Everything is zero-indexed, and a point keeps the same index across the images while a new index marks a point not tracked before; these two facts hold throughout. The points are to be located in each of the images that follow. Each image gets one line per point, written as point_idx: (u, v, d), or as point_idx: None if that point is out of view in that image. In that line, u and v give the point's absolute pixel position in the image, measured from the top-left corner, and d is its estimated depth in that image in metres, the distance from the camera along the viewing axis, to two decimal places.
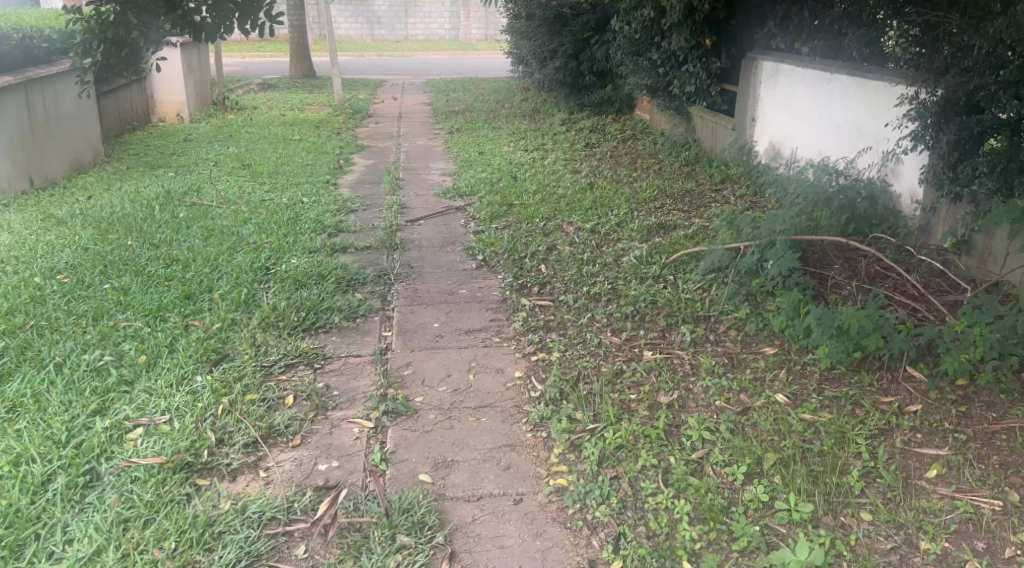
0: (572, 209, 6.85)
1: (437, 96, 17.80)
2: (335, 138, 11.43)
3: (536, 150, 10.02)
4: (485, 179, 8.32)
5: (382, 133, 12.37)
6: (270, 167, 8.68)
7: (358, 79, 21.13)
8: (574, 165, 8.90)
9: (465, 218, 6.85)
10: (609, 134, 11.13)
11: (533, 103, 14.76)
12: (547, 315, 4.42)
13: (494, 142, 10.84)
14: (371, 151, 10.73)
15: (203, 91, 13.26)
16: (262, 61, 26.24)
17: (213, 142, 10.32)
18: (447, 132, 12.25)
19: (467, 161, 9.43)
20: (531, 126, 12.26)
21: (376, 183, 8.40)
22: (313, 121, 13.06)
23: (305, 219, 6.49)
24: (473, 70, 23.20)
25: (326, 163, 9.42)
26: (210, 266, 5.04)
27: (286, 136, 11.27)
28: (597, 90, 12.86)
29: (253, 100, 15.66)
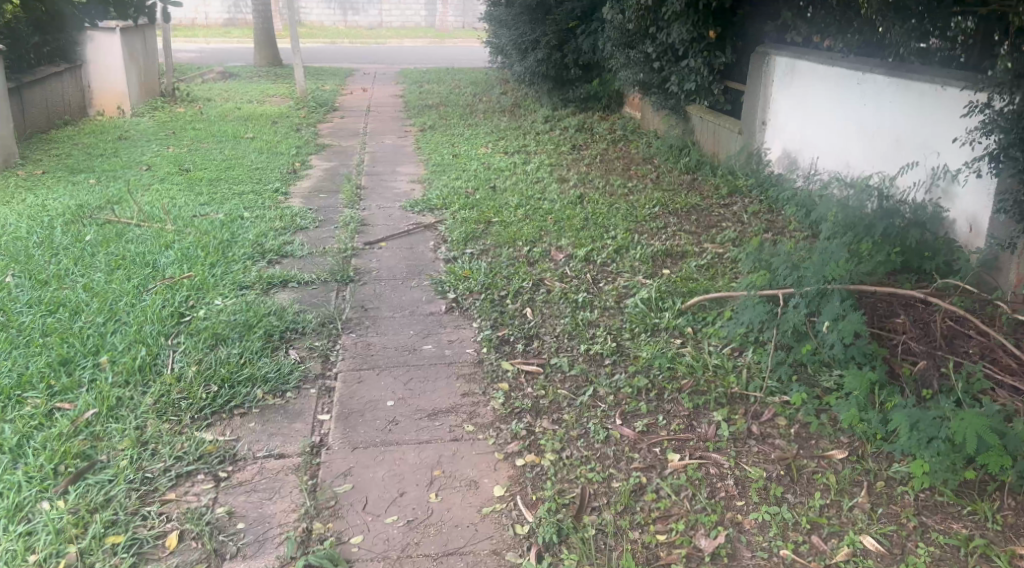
0: (559, 229, 5.86)
1: (410, 87, 16.67)
2: (294, 135, 10.36)
3: (515, 153, 9.02)
4: (459, 189, 7.32)
5: (347, 129, 11.27)
6: (212, 173, 7.63)
7: (327, 69, 20.02)
8: (557, 172, 7.92)
9: (435, 239, 5.84)
10: (597, 134, 10.12)
11: (513, 97, 13.71)
12: (536, 391, 3.36)
13: (468, 142, 9.82)
14: (332, 151, 9.69)
15: (149, 81, 12.10)
16: (227, 48, 25.01)
17: (153, 141, 9.22)
18: (419, 130, 11.20)
19: (438, 165, 8.41)
20: (510, 124, 11.25)
21: (334, 192, 7.36)
22: (271, 114, 11.94)
23: (241, 241, 5.45)
24: (449, 60, 22.08)
25: (279, 166, 8.36)
26: (106, 313, 4.02)
27: (237, 132, 10.18)
28: (583, 86, 11.84)
29: (209, 90, 14.51)
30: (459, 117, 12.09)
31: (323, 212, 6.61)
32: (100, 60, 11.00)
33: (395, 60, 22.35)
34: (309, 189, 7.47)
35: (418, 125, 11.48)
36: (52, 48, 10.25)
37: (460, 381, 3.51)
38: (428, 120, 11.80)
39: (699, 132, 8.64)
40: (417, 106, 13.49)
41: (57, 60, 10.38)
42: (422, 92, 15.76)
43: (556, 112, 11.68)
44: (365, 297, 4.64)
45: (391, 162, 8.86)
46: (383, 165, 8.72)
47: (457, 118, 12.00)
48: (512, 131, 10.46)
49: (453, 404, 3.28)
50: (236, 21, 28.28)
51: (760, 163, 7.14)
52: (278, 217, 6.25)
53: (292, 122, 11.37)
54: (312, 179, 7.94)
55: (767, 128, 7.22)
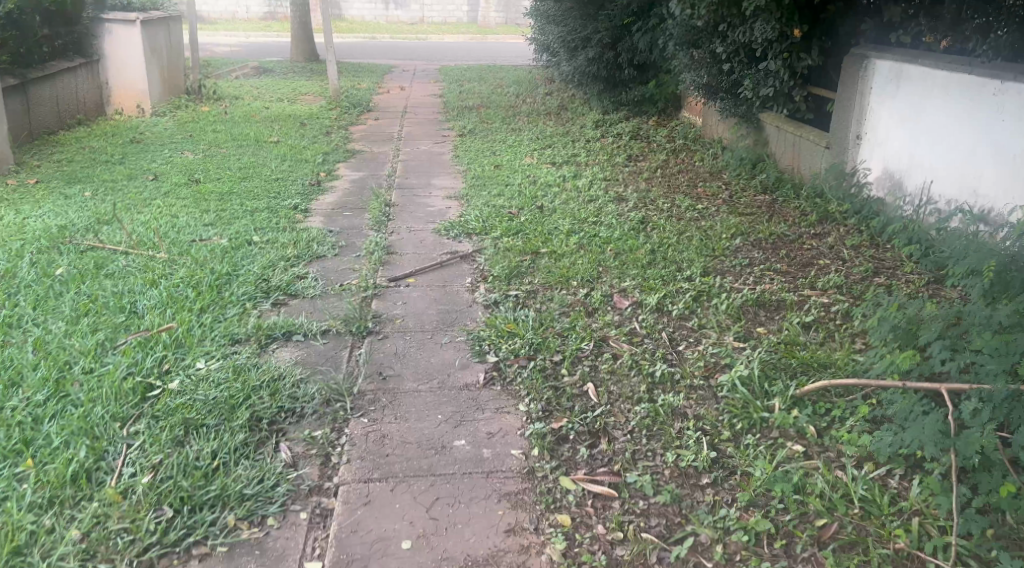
0: (623, 264, 4.89)
1: (449, 87, 15.72)
2: (323, 140, 9.48)
3: (564, 165, 8.07)
4: (501, 208, 6.39)
5: (380, 133, 10.39)
6: (223, 184, 6.79)
7: (364, 65, 19.16)
8: (612, 188, 6.97)
9: (473, 274, 4.94)
10: (655, 143, 9.10)
11: (560, 99, 12.70)
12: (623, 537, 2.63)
13: (512, 150, 8.89)
14: (362, 158, 8.82)
15: (172, 77, 11.31)
16: (263, 42, 24.29)
17: (167, 145, 8.43)
18: (458, 134, 10.27)
19: (478, 178, 7.48)
20: (558, 129, 10.30)
21: (359, 210, 6.48)
22: (300, 115, 11.11)
23: (240, 279, 4.57)
24: (491, 57, 21.09)
25: (300, 177, 7.49)
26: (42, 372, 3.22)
27: (261, 135, 9.36)
28: (637, 88, 10.81)
29: (238, 88, 13.72)
30: (502, 120, 11.14)
31: (343, 237, 5.72)
32: (119, 54, 10.24)
33: (435, 56, 21.43)
34: (331, 206, 6.60)
35: (457, 129, 10.55)
36: (65, 42, 9.51)
37: (501, 505, 2.74)
38: (468, 123, 10.86)
39: (775, 144, 7.56)
40: (457, 108, 12.54)
41: (71, 55, 9.64)
42: (462, 92, 14.80)
43: (607, 118, 10.66)
44: (382, 360, 3.68)
45: (426, 173, 7.94)
46: (417, 176, 7.81)
47: (500, 121, 11.04)
48: (560, 139, 9.50)
49: (491, 553, 2.55)
50: (275, 14, 27.60)
51: (854, 184, 6.04)
52: (291, 244, 5.37)
53: (322, 124, 10.52)
54: (334, 194, 7.05)
55: (864, 143, 6.08)
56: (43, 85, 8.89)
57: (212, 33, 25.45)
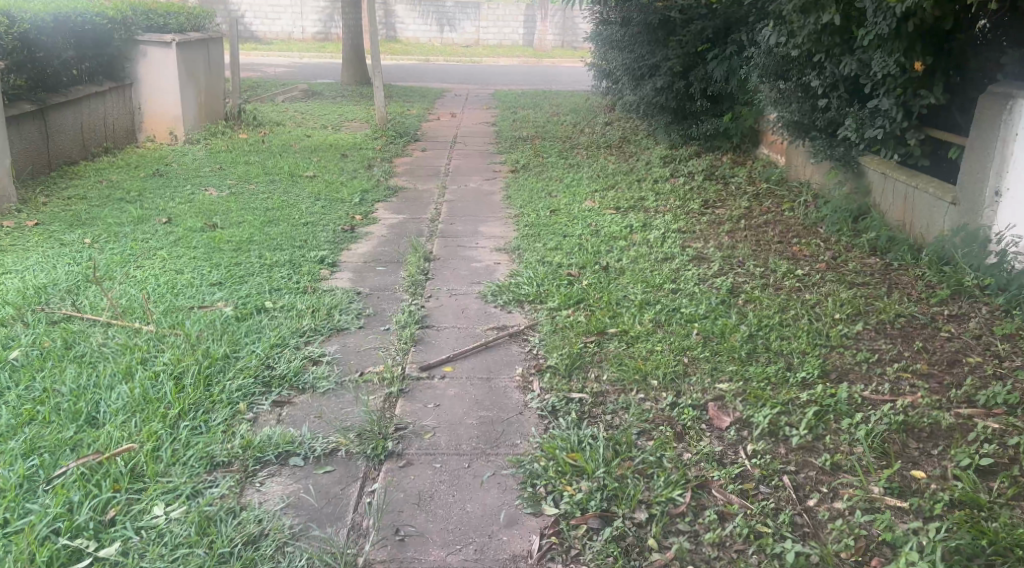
0: (715, 356, 3.89)
1: (502, 114, 14.83)
2: (362, 175, 8.64)
3: (631, 211, 7.08)
4: (560, 268, 5.43)
5: (425, 167, 9.53)
6: (243, 230, 5.95)
7: (414, 89, 18.44)
8: (692, 243, 5.96)
9: (524, 361, 4.00)
10: (732, 185, 8.07)
11: (622, 132, 11.72)
12: None
13: (572, 191, 7.92)
14: (404, 197, 7.94)
15: (209, 102, 10.60)
16: (314, 64, 23.78)
17: (190, 179, 7.65)
18: (511, 170, 9.35)
19: (533, 227, 6.54)
20: (621, 166, 9.32)
21: (393, 267, 5.58)
22: (341, 146, 10.31)
23: (237, 367, 3.67)
24: (546, 82, 20.19)
25: (332, 221, 6.64)
26: None
27: (296, 169, 8.56)
28: (709, 121, 9.80)
29: (280, 113, 13.02)
30: (559, 154, 10.19)
31: (372, 305, 4.82)
32: (153, 78, 9.56)
33: (489, 80, 20.63)
34: (363, 261, 5.72)
35: (511, 163, 9.64)
36: (94, 64, 8.84)
37: None
38: (523, 157, 9.92)
39: (880, 192, 6.46)
40: (510, 140, 11.62)
41: (100, 78, 8.97)
42: (516, 120, 13.89)
43: (675, 154, 9.66)
44: (402, 507, 2.77)
45: (473, 218, 7.03)
46: (462, 221, 6.91)
47: (557, 155, 10.10)
48: (625, 178, 8.50)
49: None
50: (329, 34, 27.13)
51: (993, 253, 4.95)
52: (309, 315, 4.48)
53: (363, 156, 9.71)
54: (367, 243, 6.16)
55: (1004, 202, 4.98)
56: (67, 111, 8.23)
57: (265, 54, 25.03)
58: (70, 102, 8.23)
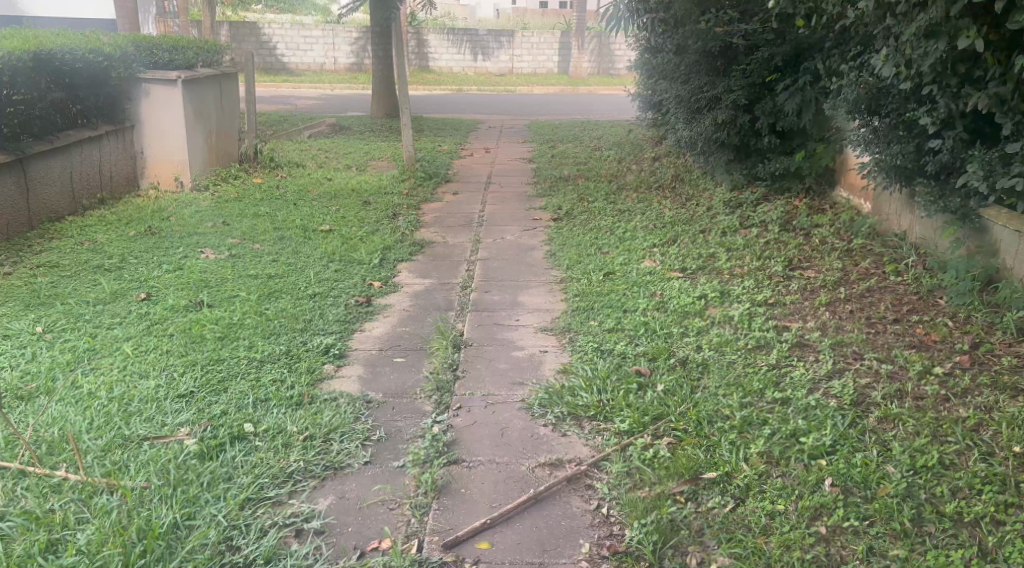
0: (867, 529, 2.84)
1: (540, 149, 13.75)
2: (385, 226, 7.58)
3: (702, 275, 5.92)
4: (625, 361, 4.28)
5: (457, 214, 8.47)
6: (233, 308, 4.90)
7: (446, 121, 17.48)
8: (785, 323, 4.81)
9: (588, 528, 2.93)
10: (816, 239, 6.88)
11: (675, 169, 10.56)
12: None
13: (627, 246, 6.78)
14: (432, 254, 6.86)
15: (221, 144, 9.64)
16: (344, 96, 23.01)
17: (187, 236, 6.66)
18: (553, 218, 8.24)
19: (587, 298, 5.39)
20: (679, 211, 8.17)
21: (415, 359, 4.47)
22: (364, 190, 9.28)
23: (185, 552, 2.69)
24: (583, 112, 19.11)
25: (345, 290, 5.57)
26: None
27: (311, 220, 7.53)
28: (778, 160, 8.68)
29: (302, 152, 12.06)
30: (607, 197, 9.05)
31: (382, 423, 3.70)
32: (156, 118, 8.61)
33: (525, 111, 19.63)
34: (377, 351, 4.61)
35: (553, 210, 8.54)
36: (87, 106, 7.89)
37: None
38: (567, 201, 8.81)
39: (1011, 255, 5.20)
40: (550, 180, 10.51)
41: (96, 121, 8.06)
42: (555, 155, 12.80)
43: (741, 199, 8.49)
44: None
45: (514, 283, 5.90)
46: (499, 289, 5.78)
47: (605, 199, 8.96)
48: (687, 228, 7.34)
49: None
50: (361, 64, 26.43)
51: None
52: (297, 448, 3.37)
53: (388, 202, 8.66)
54: (384, 323, 5.05)
55: None
56: (52, 159, 7.29)
57: (296, 86, 24.39)
58: (57, 149, 7.32)
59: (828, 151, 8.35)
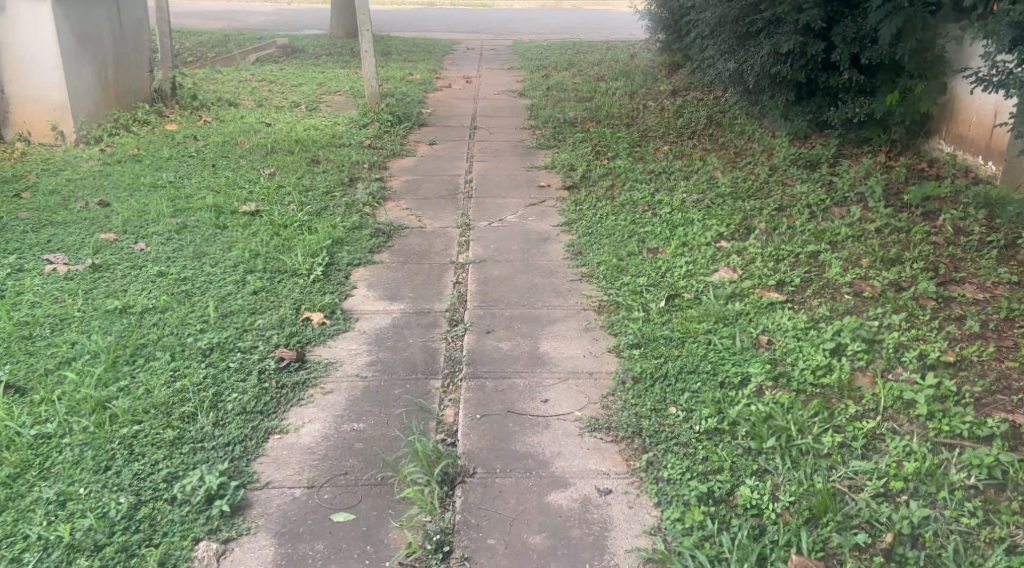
0: None
1: (529, 78, 11.50)
2: (337, 205, 5.48)
3: (814, 298, 3.93)
4: (768, 535, 2.34)
5: (436, 181, 6.41)
6: (53, 401, 2.84)
7: (417, 42, 15.02)
8: (1008, 419, 2.85)
9: None
10: (949, 226, 4.89)
11: (707, 110, 8.46)
12: None
13: (682, 240, 4.75)
14: (404, 249, 4.87)
15: (122, 76, 7.30)
16: (300, 11, 20.29)
17: (37, 227, 4.51)
18: (564, 186, 6.24)
19: (653, 355, 3.37)
20: (733, 175, 6.13)
21: (372, 514, 2.45)
22: (313, 142, 7.11)
23: None
24: (574, 31, 16.69)
25: (264, 333, 3.51)
26: None
27: (233, 192, 5.39)
28: (856, 103, 6.65)
29: (238, 85, 9.75)
30: (630, 153, 6.98)
31: None
32: (20, 43, 6.28)
33: (506, 28, 17.20)
34: (302, 490, 2.57)
35: (563, 175, 6.47)
36: None
37: None
38: (579, 161, 6.74)
39: None
40: (550, 125, 8.39)
41: None
42: (550, 88, 10.60)
43: (812, 158, 6.44)
44: None
45: (528, 317, 3.83)
46: (507, 329, 3.71)
47: (629, 156, 6.89)
48: (757, 207, 5.31)
49: None
50: None
51: None
52: None
53: (343, 162, 6.53)
54: (320, 414, 2.98)
55: None
56: None
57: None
58: None
59: (929, 94, 6.27)
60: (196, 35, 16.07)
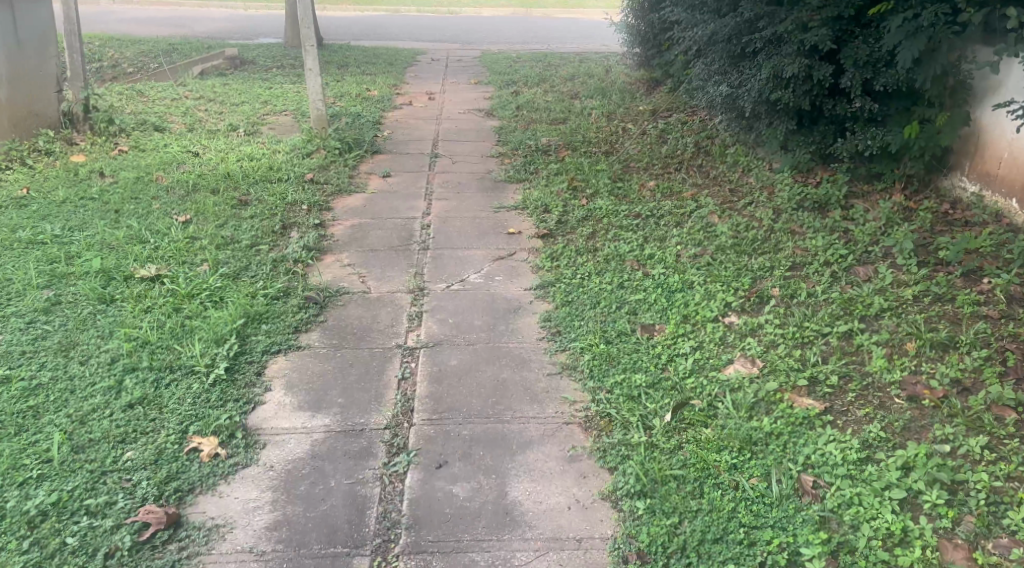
0: None
1: (498, 94, 10.62)
2: (263, 264, 4.55)
3: (858, 406, 3.06)
4: None
5: (386, 226, 5.50)
6: None
7: (378, 52, 14.08)
8: None
9: None
10: (1001, 292, 4.04)
11: (695, 135, 7.61)
12: None
13: (682, 314, 3.88)
14: (342, 325, 3.94)
15: (10, 100, 6.58)
16: (256, 17, 19.26)
17: None
18: (536, 232, 5.34)
19: (662, 511, 2.52)
20: (731, 220, 5.29)
21: None
22: (246, 176, 6.17)
23: None
24: (545, 41, 15.84)
25: (124, 480, 2.62)
26: None
27: (134, 251, 4.46)
28: (867, 133, 5.81)
29: (173, 105, 8.78)
30: (611, 191, 6.13)
31: None
32: None
33: (473, 37, 16.31)
34: None
35: (534, 219, 5.59)
36: None
37: None
38: (552, 201, 5.87)
39: None
40: (520, 153, 7.50)
41: None
42: (520, 106, 9.72)
43: (819, 199, 5.62)
44: None
45: (492, 438, 2.90)
46: (464, 459, 2.79)
47: (609, 195, 6.04)
48: (766, 265, 4.46)
49: None
50: None
51: None
52: None
53: (278, 203, 5.59)
54: None
55: None
56: None
57: (199, 6, 20.48)
58: None
59: (952, 125, 5.47)
60: (141, 44, 15.01)
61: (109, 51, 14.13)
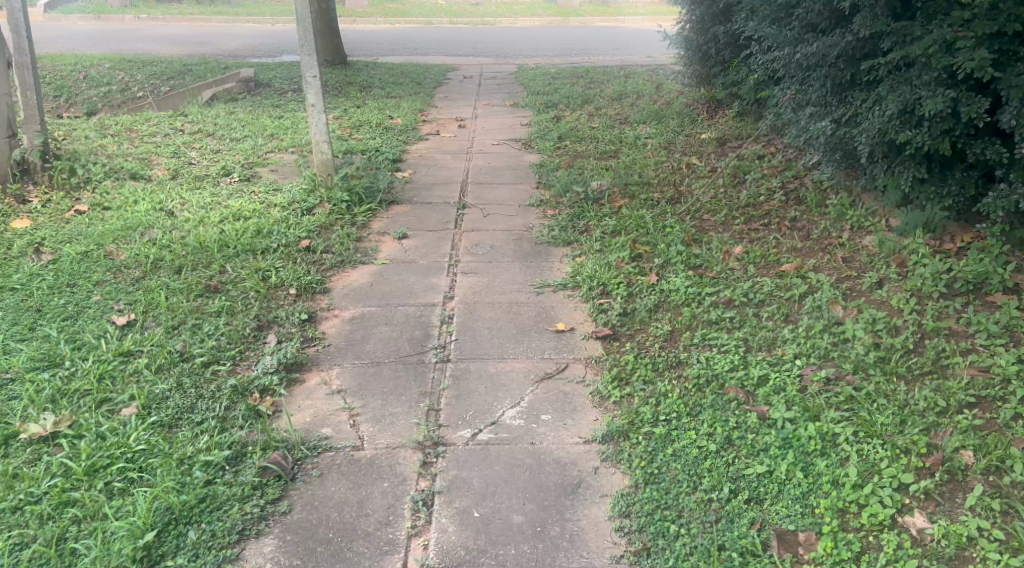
0: None
1: (537, 120, 9.26)
2: (216, 398, 3.23)
3: None
4: None
5: (394, 319, 4.16)
6: None
7: (405, 70, 12.78)
8: None
9: None
10: None
11: (780, 176, 6.17)
12: None
13: (836, 518, 2.58)
14: (311, 524, 2.61)
15: None
16: (280, 33, 18.12)
17: None
18: (593, 331, 3.96)
19: None
20: (862, 314, 3.85)
21: None
22: (223, 244, 4.88)
23: None
24: (586, 53, 14.45)
25: None
26: None
27: (36, 386, 3.17)
28: None
29: (162, 143, 7.55)
30: (687, 262, 4.74)
31: None
32: None
33: (508, 51, 14.97)
34: None
35: (591, 309, 4.20)
36: None
37: None
38: (612, 277, 4.48)
39: None
40: (565, 201, 6.14)
41: None
42: (564, 135, 8.34)
43: (974, 277, 4.15)
44: None
45: None
46: None
47: (685, 268, 4.65)
48: (938, 405, 3.03)
49: None
50: None
51: None
52: None
53: (256, 288, 4.30)
54: None
55: None
56: None
57: (221, 22, 19.40)
58: None
59: None
60: (154, 65, 13.90)
61: (117, 74, 12.99)
